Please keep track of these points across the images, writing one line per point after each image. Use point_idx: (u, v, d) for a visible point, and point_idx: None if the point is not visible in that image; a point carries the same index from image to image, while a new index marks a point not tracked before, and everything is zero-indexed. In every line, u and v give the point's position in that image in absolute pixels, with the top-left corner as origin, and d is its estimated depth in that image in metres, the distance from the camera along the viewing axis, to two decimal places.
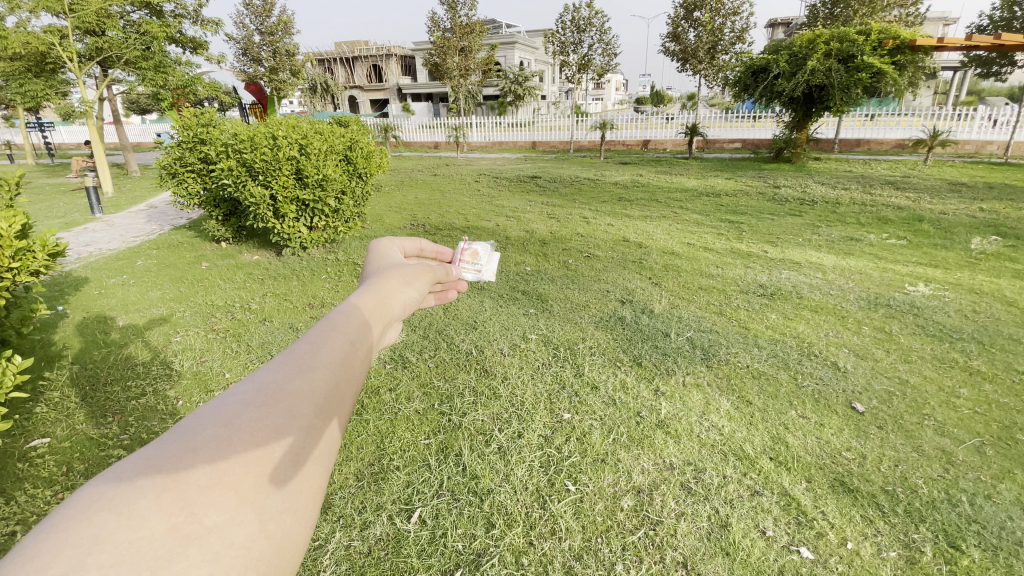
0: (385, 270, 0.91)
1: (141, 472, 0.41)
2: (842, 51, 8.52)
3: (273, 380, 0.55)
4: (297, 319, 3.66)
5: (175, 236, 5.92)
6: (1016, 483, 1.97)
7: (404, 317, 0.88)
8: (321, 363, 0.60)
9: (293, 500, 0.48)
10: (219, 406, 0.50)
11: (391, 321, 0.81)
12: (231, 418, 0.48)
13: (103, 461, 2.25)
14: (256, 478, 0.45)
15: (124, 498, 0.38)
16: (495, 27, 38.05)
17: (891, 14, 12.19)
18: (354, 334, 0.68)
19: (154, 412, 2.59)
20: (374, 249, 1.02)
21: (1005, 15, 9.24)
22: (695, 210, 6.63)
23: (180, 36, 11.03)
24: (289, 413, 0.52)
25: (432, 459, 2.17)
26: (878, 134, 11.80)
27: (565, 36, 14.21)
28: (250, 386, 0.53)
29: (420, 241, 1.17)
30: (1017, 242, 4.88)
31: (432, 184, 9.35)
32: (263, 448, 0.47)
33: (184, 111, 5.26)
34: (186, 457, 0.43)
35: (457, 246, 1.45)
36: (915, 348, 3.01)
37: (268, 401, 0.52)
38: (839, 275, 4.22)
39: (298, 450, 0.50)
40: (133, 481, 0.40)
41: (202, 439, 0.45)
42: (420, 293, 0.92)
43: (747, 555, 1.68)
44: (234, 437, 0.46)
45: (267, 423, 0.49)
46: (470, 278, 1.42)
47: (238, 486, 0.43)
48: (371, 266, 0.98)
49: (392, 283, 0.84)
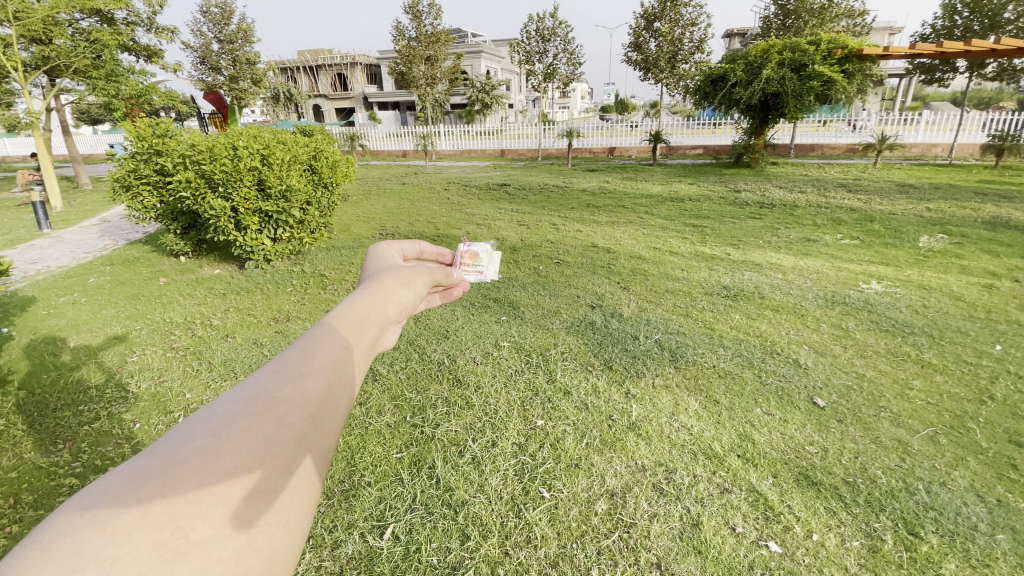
0: (383, 273, 0.96)
1: (129, 486, 0.44)
2: (795, 61, 8.89)
3: (263, 390, 0.58)
4: (261, 333, 3.54)
5: (130, 251, 5.67)
6: (968, 469, 2.06)
7: (399, 319, 0.92)
8: (311, 372, 0.64)
9: (280, 513, 0.51)
10: (210, 416, 0.53)
11: (386, 325, 0.85)
12: (220, 430, 0.52)
13: (53, 490, 2.11)
14: (244, 490, 0.48)
15: (113, 511, 0.41)
16: (460, 37, 38.17)
17: (839, 25, 12.81)
18: (343, 342, 0.72)
19: (108, 436, 2.45)
20: (373, 252, 1.07)
21: (946, 23, 9.77)
22: (661, 215, 6.77)
23: (134, 44, 10.64)
24: (279, 423, 0.55)
25: (404, 473, 2.12)
26: (831, 139, 12.36)
27: (530, 45, 14.38)
28: (240, 395, 0.57)
29: (418, 242, 1.22)
30: (962, 239, 5.17)
31: (400, 193, 9.26)
32: (252, 459, 0.50)
33: (138, 121, 5.02)
34: (175, 468, 0.46)
35: (459, 249, 1.57)
36: (870, 343, 3.14)
37: (257, 412, 0.55)
38: (798, 275, 4.38)
39: (286, 459, 0.53)
40: (122, 494, 0.43)
41: (190, 450, 0.48)
42: (416, 295, 0.96)
43: (718, 552, 1.71)
44: (224, 447, 0.50)
45: (255, 433, 0.53)
46: (473, 279, 1.54)
47: (225, 499, 0.46)
48: (369, 269, 1.02)
49: (388, 286, 0.89)
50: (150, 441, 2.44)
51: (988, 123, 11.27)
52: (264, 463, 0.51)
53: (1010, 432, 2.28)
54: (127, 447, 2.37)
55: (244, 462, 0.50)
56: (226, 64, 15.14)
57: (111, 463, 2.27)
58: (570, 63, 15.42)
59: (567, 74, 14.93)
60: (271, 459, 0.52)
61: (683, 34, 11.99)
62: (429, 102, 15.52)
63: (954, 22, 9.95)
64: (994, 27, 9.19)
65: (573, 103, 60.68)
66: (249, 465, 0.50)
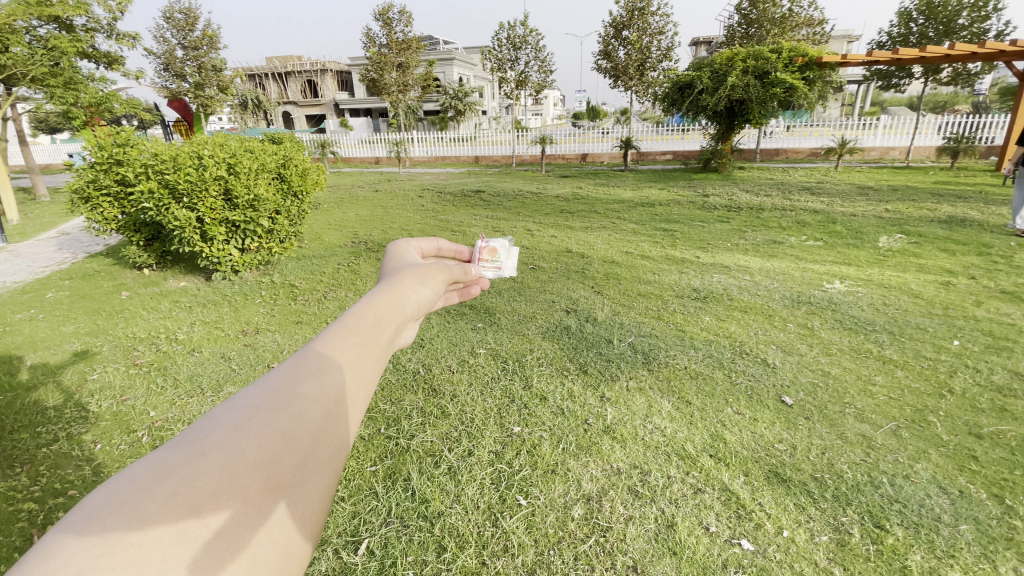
0: (402, 270, 0.97)
1: (154, 475, 0.46)
2: (758, 68, 9.14)
3: (282, 386, 0.61)
4: (229, 347, 3.43)
5: (90, 264, 5.44)
6: (930, 462, 2.13)
7: (419, 316, 0.93)
8: (329, 368, 0.66)
9: (297, 506, 0.53)
10: (232, 409, 0.55)
11: (405, 323, 0.87)
12: (241, 424, 0.54)
13: (10, 516, 1.98)
14: (261, 484, 0.50)
15: (136, 500, 0.43)
16: (432, 45, 38.21)
17: (800, 33, 13.30)
18: (363, 338, 0.73)
19: (68, 459, 2.32)
20: (392, 250, 1.09)
21: (902, 31, 10.19)
22: (633, 220, 6.87)
23: (94, 51, 10.29)
24: (297, 419, 0.58)
25: (379, 486, 2.08)
26: (794, 143, 12.79)
27: (501, 53, 14.46)
28: (261, 389, 0.59)
29: (437, 239, 1.22)
30: (919, 239, 5.40)
31: (373, 200, 9.15)
32: (273, 452, 0.53)
33: (98, 130, 4.84)
34: (198, 459, 0.48)
35: (477, 245, 1.54)
36: (835, 341, 3.24)
37: (276, 407, 0.57)
38: (765, 276, 4.50)
39: (304, 454, 0.55)
40: (146, 484, 0.44)
41: (212, 443, 0.50)
42: (434, 292, 0.97)
43: (693, 552, 1.72)
44: (244, 441, 0.52)
45: (274, 427, 0.55)
46: (492, 275, 1.52)
47: (244, 491, 0.48)
48: (388, 266, 1.03)
49: (407, 283, 0.90)
50: (112, 462, 2.33)
51: (941, 127, 11.81)
52: (283, 458, 0.53)
53: (968, 424, 2.37)
54: (88, 468, 2.25)
55: (264, 455, 0.52)
56: (191, 71, 14.76)
57: (70, 486, 2.15)
58: (542, 71, 15.57)
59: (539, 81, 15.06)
60: (289, 454, 0.54)
61: (651, 42, 12.25)
62: (401, 109, 15.43)
63: (909, 29, 10.38)
64: (948, 34, 9.60)
65: (546, 109, 60.84)
66: (268, 459, 0.52)
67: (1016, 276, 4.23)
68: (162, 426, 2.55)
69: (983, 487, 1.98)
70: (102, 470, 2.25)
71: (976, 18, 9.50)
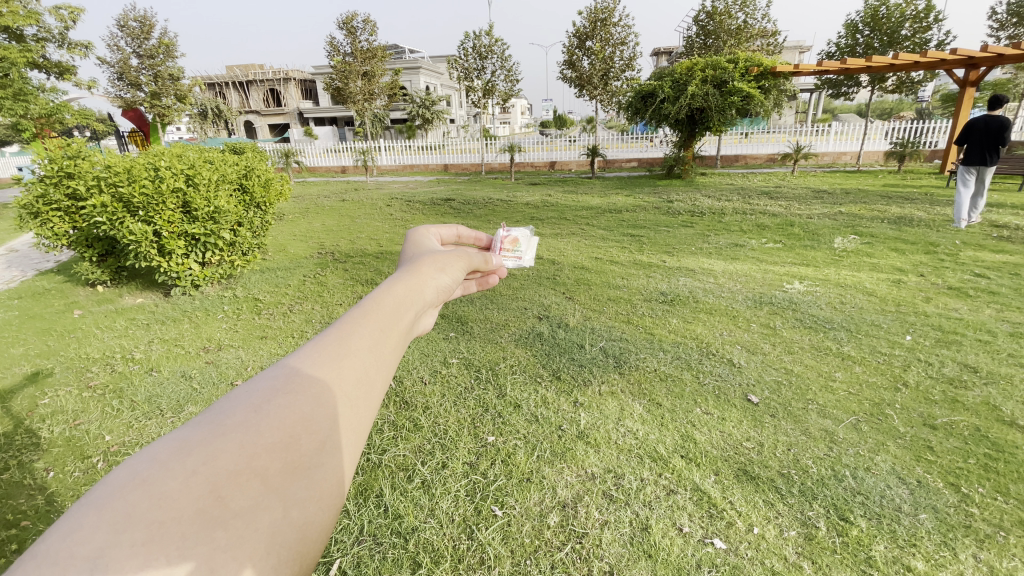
0: (421, 256, 0.96)
1: (175, 454, 0.47)
2: (716, 77, 9.45)
3: (299, 369, 0.61)
4: (189, 365, 3.28)
5: (39, 282, 5.14)
6: (889, 454, 2.22)
7: (437, 303, 0.92)
8: (348, 353, 0.66)
9: (314, 491, 0.53)
10: (251, 392, 0.56)
11: (425, 309, 0.86)
12: (260, 405, 0.54)
13: None
14: (279, 467, 0.50)
15: (157, 478, 0.44)
16: (398, 53, 38.10)
17: (754, 44, 13.85)
18: (382, 323, 0.72)
19: (18, 489, 2.17)
20: (413, 236, 1.07)
21: (850, 42, 10.73)
22: (600, 226, 6.97)
23: (44, 61, 9.94)
24: (316, 403, 0.58)
25: (351, 505, 2.02)
26: (753, 149, 13.29)
27: (467, 62, 14.51)
28: (279, 373, 0.60)
29: (457, 227, 1.21)
30: (870, 239, 5.66)
31: (340, 210, 8.98)
32: (291, 433, 0.53)
33: (47, 143, 4.61)
34: (217, 440, 0.49)
35: (498, 234, 1.50)
36: (796, 340, 3.35)
37: (294, 390, 0.58)
38: (728, 278, 4.63)
39: (323, 437, 0.56)
40: (167, 463, 0.45)
41: (231, 424, 0.51)
42: (453, 279, 0.96)
43: (668, 554, 1.74)
44: (264, 423, 0.52)
45: (293, 409, 0.55)
46: (513, 265, 1.49)
47: (263, 472, 0.48)
48: (408, 252, 1.02)
49: (426, 269, 0.89)
50: (66, 490, 2.18)
51: (889, 132, 12.47)
52: (302, 439, 0.54)
53: (923, 416, 2.49)
54: (40, 498, 2.11)
55: (282, 438, 0.52)
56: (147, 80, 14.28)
57: (21, 518, 2.01)
58: (509, 80, 15.69)
59: (506, 90, 15.19)
60: (308, 437, 0.54)
61: (614, 53, 12.55)
62: (367, 117, 15.28)
63: (857, 40, 10.94)
64: (892, 44, 10.17)
65: (514, 116, 60.88)
66: (286, 441, 0.52)
67: (961, 273, 4.47)
68: (120, 450, 2.41)
69: (940, 476, 2.07)
70: (56, 498, 2.11)
71: (917, 29, 10.10)
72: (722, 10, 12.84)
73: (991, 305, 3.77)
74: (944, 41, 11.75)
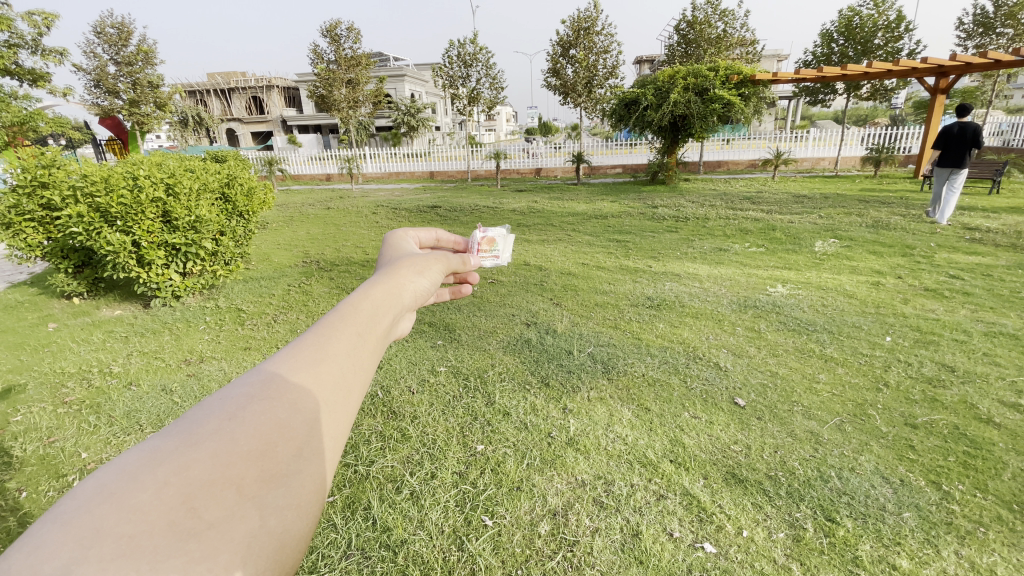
0: (398, 260, 0.94)
1: (146, 466, 0.45)
2: (698, 85, 9.60)
3: (275, 373, 0.60)
4: (170, 379, 3.20)
5: (11, 295, 4.96)
6: (873, 453, 2.25)
7: (415, 307, 0.91)
8: (326, 356, 0.65)
9: (293, 498, 0.52)
10: (225, 398, 0.55)
11: (403, 313, 0.85)
12: (234, 413, 0.53)
13: None
14: (255, 476, 0.49)
15: (126, 490, 0.42)
16: (382, 61, 38.10)
17: (734, 52, 14.16)
18: (359, 329, 0.71)
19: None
20: (391, 240, 1.06)
21: (826, 51, 10.98)
22: (587, 231, 7.01)
23: (16, 68, 9.75)
24: (292, 409, 0.57)
25: (338, 518, 1.98)
26: (734, 155, 13.52)
27: (452, 70, 14.56)
28: (253, 380, 0.58)
29: (435, 229, 1.20)
30: (850, 243, 5.79)
31: (324, 218, 8.90)
32: (268, 440, 0.53)
33: (21, 152, 4.49)
34: (189, 450, 0.48)
35: (475, 236, 1.47)
36: (780, 342, 3.39)
37: (270, 396, 0.57)
38: (713, 282, 4.68)
39: (301, 443, 0.55)
40: (136, 475, 0.44)
41: (205, 433, 0.50)
42: (432, 283, 0.95)
43: (659, 560, 1.73)
44: (238, 431, 0.51)
45: (268, 416, 0.54)
46: (491, 265, 1.50)
47: (239, 481, 0.47)
48: (385, 255, 1.01)
49: (404, 273, 0.88)
50: (40, 511, 2.10)
51: (864, 138, 12.80)
52: (278, 446, 0.53)
53: (904, 415, 2.53)
54: (12, 519, 2.02)
55: (258, 445, 0.51)
56: (125, 87, 14.04)
57: None
58: (493, 88, 15.78)
59: (491, 97, 15.24)
60: (285, 443, 0.54)
61: (598, 61, 12.69)
62: (352, 125, 15.22)
63: (832, 48, 11.20)
64: (866, 53, 10.45)
65: (500, 125, 61.07)
66: (262, 450, 0.51)
67: (937, 275, 4.58)
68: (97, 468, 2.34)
69: (922, 475, 2.10)
70: (29, 519, 2.02)
71: (889, 38, 10.39)
72: (702, 20, 13.11)
73: (966, 305, 3.87)
74: (914, 50, 12.13)
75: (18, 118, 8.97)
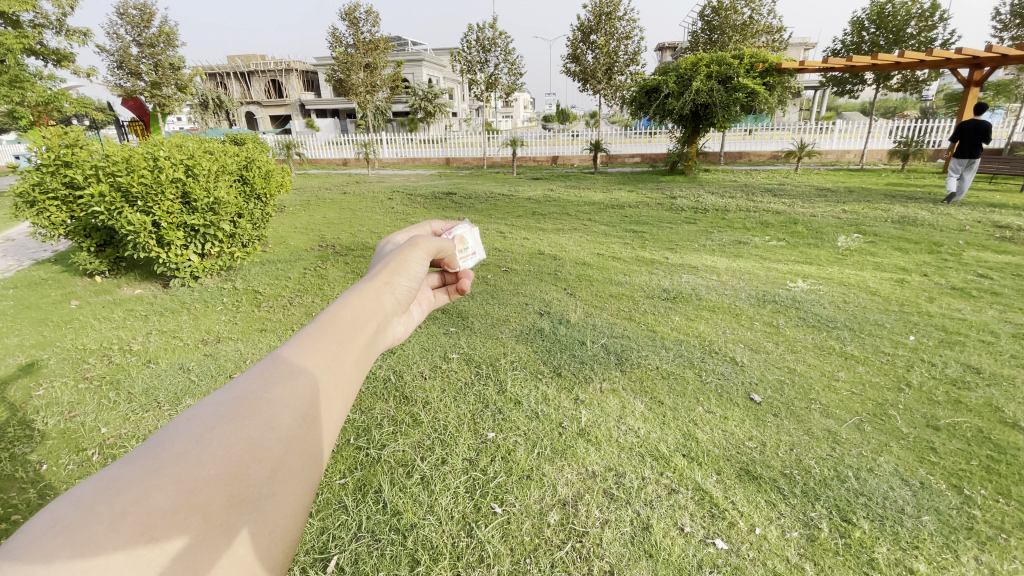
0: (380, 260, 1.00)
1: (104, 495, 0.45)
2: (721, 73, 9.34)
3: (251, 390, 0.61)
4: (187, 358, 3.24)
5: (35, 272, 5.06)
6: (892, 454, 2.18)
7: (399, 312, 0.95)
8: (304, 369, 0.67)
9: (263, 525, 0.53)
10: (194, 418, 0.55)
11: (389, 318, 0.89)
12: (202, 434, 0.53)
13: None
14: (222, 504, 0.49)
15: (80, 524, 0.41)
16: (399, 44, 38.02)
17: (760, 39, 13.76)
18: (337, 340, 0.73)
19: (9, 482, 2.13)
20: (382, 245, 1.13)
21: (856, 39, 10.57)
22: (603, 221, 6.89)
23: (40, 48, 9.93)
24: (267, 426, 0.58)
25: (348, 500, 1.97)
26: (756, 146, 13.22)
27: (471, 55, 14.37)
28: (226, 395, 0.60)
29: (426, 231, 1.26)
30: (875, 238, 5.61)
31: (341, 202, 8.91)
32: (240, 464, 0.53)
33: (46, 131, 4.52)
34: (153, 476, 0.48)
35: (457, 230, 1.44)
36: (799, 339, 3.29)
37: (241, 415, 0.57)
38: (732, 275, 4.57)
39: (274, 464, 0.56)
40: (96, 503, 0.44)
41: (169, 457, 0.50)
42: (416, 284, 0.99)
43: (669, 554, 1.70)
44: (207, 453, 0.51)
45: (240, 437, 0.55)
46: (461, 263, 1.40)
47: (205, 509, 0.48)
48: (375, 255, 1.08)
49: (385, 276, 0.92)
50: (59, 484, 2.14)
51: (892, 131, 12.37)
52: (251, 468, 0.53)
53: (926, 417, 2.44)
54: (32, 491, 2.07)
55: (228, 469, 0.52)
56: (147, 69, 14.21)
57: (12, 512, 1.97)
58: (512, 73, 15.56)
59: (509, 83, 15.06)
60: (257, 465, 0.54)
61: (619, 47, 12.40)
62: (369, 109, 15.16)
63: (863, 37, 10.79)
64: (897, 43, 10.07)
65: (516, 112, 60.32)
66: (234, 472, 0.52)
67: (965, 274, 4.40)
68: (116, 443, 2.36)
69: (943, 478, 2.02)
70: (49, 492, 2.07)
71: (922, 27, 9.99)
72: (728, 5, 12.73)
73: (994, 306, 3.72)
74: (948, 40, 11.63)
75: (42, 98, 9.11)
